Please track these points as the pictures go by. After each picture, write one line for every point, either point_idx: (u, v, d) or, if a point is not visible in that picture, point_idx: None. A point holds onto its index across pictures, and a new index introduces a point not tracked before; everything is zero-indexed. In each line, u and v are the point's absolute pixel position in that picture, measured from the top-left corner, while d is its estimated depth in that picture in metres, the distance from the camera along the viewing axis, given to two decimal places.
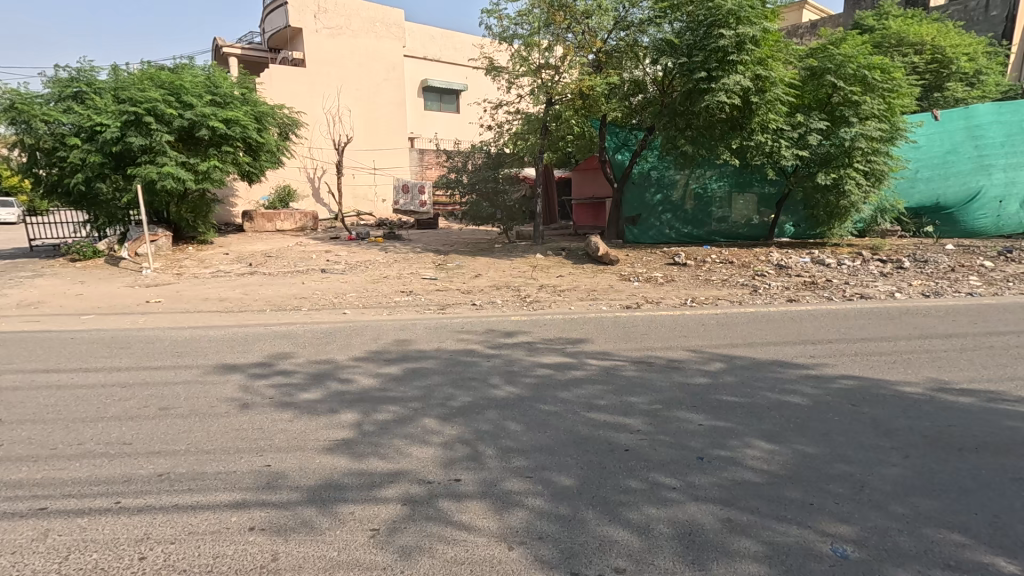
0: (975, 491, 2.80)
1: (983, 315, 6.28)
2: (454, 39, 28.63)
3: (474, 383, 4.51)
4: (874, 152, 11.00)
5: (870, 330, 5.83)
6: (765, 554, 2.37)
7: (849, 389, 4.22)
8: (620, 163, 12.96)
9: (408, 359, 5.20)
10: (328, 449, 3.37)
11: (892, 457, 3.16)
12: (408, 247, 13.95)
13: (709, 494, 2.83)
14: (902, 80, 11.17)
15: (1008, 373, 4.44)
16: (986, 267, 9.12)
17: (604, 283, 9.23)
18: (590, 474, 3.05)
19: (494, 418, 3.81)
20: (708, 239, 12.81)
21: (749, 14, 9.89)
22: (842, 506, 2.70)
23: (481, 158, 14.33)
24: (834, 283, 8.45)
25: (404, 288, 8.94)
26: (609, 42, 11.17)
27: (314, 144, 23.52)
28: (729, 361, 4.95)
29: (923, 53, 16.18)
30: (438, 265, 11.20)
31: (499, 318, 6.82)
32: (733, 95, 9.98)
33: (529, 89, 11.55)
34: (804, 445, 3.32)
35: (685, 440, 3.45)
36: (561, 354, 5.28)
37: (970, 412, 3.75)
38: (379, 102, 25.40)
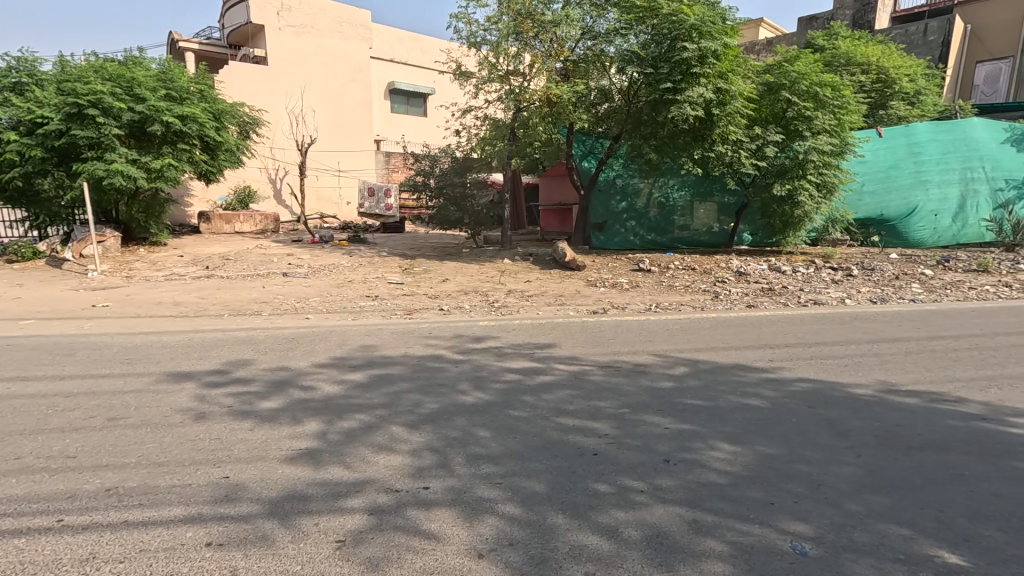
0: (922, 488, 2.96)
1: (925, 320, 6.67)
2: (422, 42, 28.40)
3: (442, 389, 4.47)
4: (825, 165, 11.57)
5: (823, 335, 6.10)
6: (730, 553, 2.43)
7: (805, 391, 4.40)
8: (586, 171, 13.12)
9: (374, 365, 5.10)
10: (291, 459, 3.26)
11: (846, 456, 3.30)
12: (373, 250, 13.73)
13: (675, 496, 2.89)
14: (851, 98, 11.79)
15: (948, 376, 4.72)
16: (926, 275, 9.72)
17: (572, 289, 9.32)
18: (560, 478, 3.06)
19: (463, 424, 3.77)
20: (671, 246, 13.13)
21: (711, 29, 10.24)
22: (801, 505, 2.81)
23: (448, 162, 14.30)
24: (790, 290, 8.81)
25: (369, 293, 8.79)
26: (576, 51, 11.35)
27: (276, 145, 22.89)
28: (693, 365, 5.08)
29: (869, 72, 17.16)
30: (404, 269, 11.07)
31: (467, 323, 6.79)
32: (696, 107, 10.33)
33: (497, 95, 11.62)
34: (764, 446, 3.44)
35: (652, 443, 3.51)
36: (529, 359, 5.29)
37: (915, 412, 3.97)
38: (345, 103, 24.97)
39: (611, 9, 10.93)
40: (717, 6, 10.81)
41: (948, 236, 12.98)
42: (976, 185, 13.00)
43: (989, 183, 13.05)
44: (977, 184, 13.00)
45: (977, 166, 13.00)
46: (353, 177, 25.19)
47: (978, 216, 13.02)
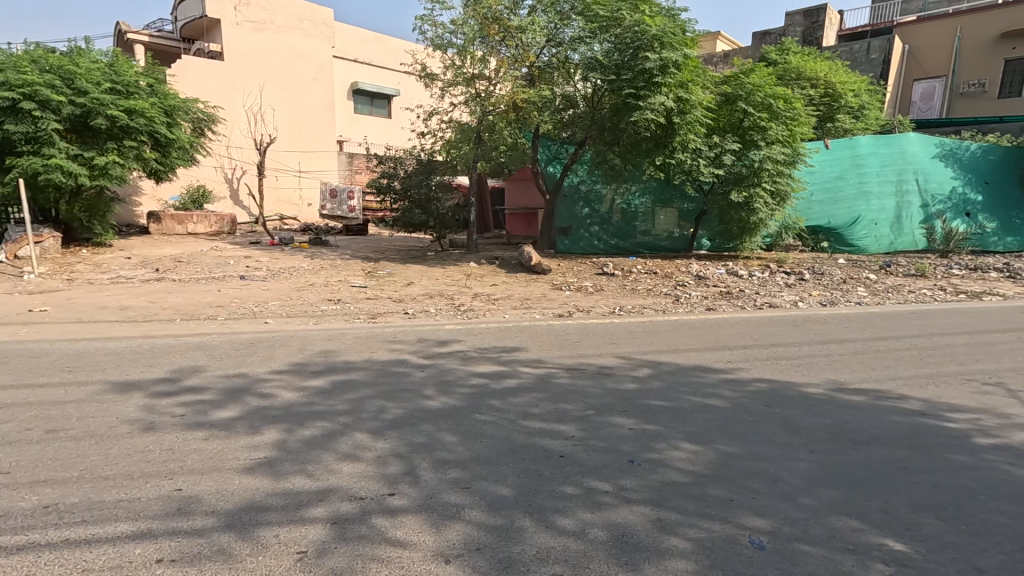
0: (869, 480, 3.12)
1: (869, 322, 7.05)
2: (386, 44, 28.01)
3: (407, 394, 4.40)
4: (779, 173, 12.04)
5: (778, 337, 6.36)
6: (693, 551, 2.48)
7: (761, 391, 4.57)
8: (552, 176, 13.36)
9: (336, 371, 4.98)
10: (248, 469, 3.14)
11: (800, 452, 3.45)
12: (335, 253, 13.43)
13: (640, 496, 2.94)
14: (802, 110, 12.33)
15: (891, 374, 5.01)
16: (870, 279, 10.29)
17: (537, 292, 9.38)
18: (526, 481, 3.07)
19: (429, 429, 3.73)
20: (633, 251, 13.41)
21: (672, 39, 10.52)
22: (758, 501, 2.90)
23: (413, 164, 14.14)
24: (747, 293, 9.15)
25: (331, 296, 8.59)
26: (541, 57, 11.45)
27: (233, 143, 22.11)
28: (656, 367, 5.19)
29: (818, 86, 18.06)
30: (368, 272, 10.87)
31: (433, 327, 6.72)
32: (658, 114, 10.62)
33: (462, 98, 11.61)
34: (725, 445, 3.54)
35: (617, 444, 3.56)
36: (496, 363, 5.28)
37: (862, 409, 4.18)
38: (306, 102, 24.35)
39: (575, 18, 11.10)
40: (677, 18, 11.12)
41: (886, 245, 13.81)
42: (909, 198, 13.87)
43: (921, 196, 13.93)
44: (909, 197, 13.87)
45: (909, 180, 13.84)
46: (314, 178, 24.57)
47: (911, 227, 13.92)
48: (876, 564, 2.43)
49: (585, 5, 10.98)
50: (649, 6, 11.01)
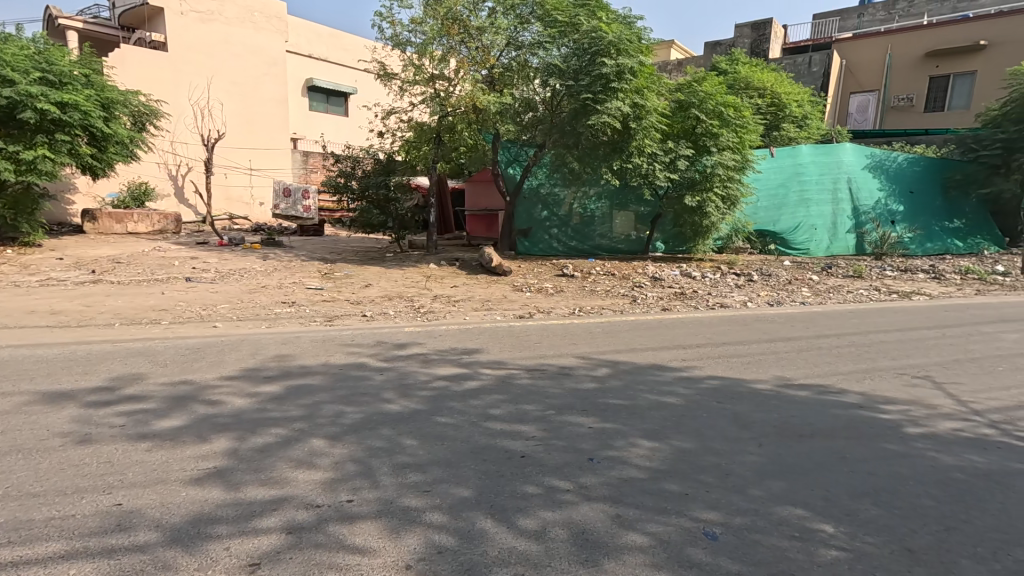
0: (812, 471, 3.29)
1: (811, 321, 7.44)
2: (343, 40, 27.28)
3: (366, 398, 4.31)
4: (730, 178, 12.55)
5: (728, 335, 6.61)
6: (651, 545, 2.55)
7: (714, 388, 4.74)
8: (512, 177, 13.47)
9: (291, 375, 4.81)
10: (196, 480, 2.99)
11: (750, 446, 3.60)
12: (290, 253, 13.02)
13: (599, 493, 2.99)
14: (750, 118, 12.85)
15: (832, 369, 5.30)
16: (813, 280, 10.89)
17: (498, 293, 9.39)
18: (488, 482, 3.06)
19: (389, 433, 3.66)
20: (592, 253, 13.68)
21: (628, 47, 10.81)
22: (711, 494, 3.01)
23: (371, 163, 13.84)
24: (700, 294, 9.48)
25: (285, 299, 8.30)
26: (501, 59, 11.49)
27: (177, 138, 21.14)
28: (614, 366, 5.30)
29: (764, 96, 18.94)
30: (324, 274, 10.59)
31: (392, 330, 6.61)
32: (614, 119, 10.85)
33: (421, 98, 11.52)
34: (680, 441, 3.65)
35: (577, 442, 3.61)
36: (456, 365, 5.24)
37: (806, 403, 4.40)
38: (257, 98, 23.48)
39: (535, 22, 11.21)
40: (633, 26, 11.38)
41: (825, 249, 14.52)
42: (843, 204, 14.68)
43: (854, 202, 14.76)
44: (843, 204, 14.67)
45: (843, 188, 14.65)
46: (266, 177, 23.71)
47: (845, 232, 14.72)
48: (821, 549, 2.56)
49: (545, 10, 11.11)
50: (607, 13, 11.20)
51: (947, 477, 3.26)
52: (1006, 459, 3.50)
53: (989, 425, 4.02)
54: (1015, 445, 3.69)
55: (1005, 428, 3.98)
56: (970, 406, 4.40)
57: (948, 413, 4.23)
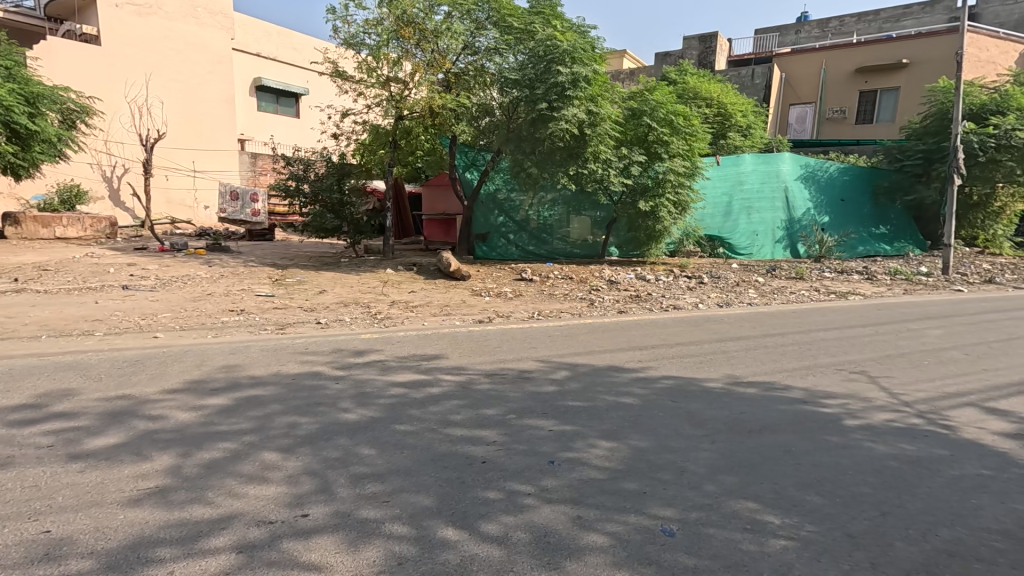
0: (762, 465, 3.43)
1: (758, 321, 7.78)
2: (294, 39, 26.32)
3: (321, 408, 4.17)
4: (681, 185, 12.98)
5: (682, 336, 6.82)
6: (611, 544, 2.59)
7: (668, 387, 4.88)
8: (469, 182, 13.49)
9: (240, 387, 4.59)
10: (134, 501, 2.80)
11: (704, 443, 3.72)
12: (237, 259, 12.49)
13: (560, 495, 3.01)
14: (699, 127, 13.30)
15: (778, 367, 5.57)
16: (759, 282, 11.45)
17: (457, 298, 9.32)
18: (448, 490, 3.03)
19: (345, 443, 3.56)
20: (549, 257, 13.88)
21: (583, 55, 10.84)
22: (668, 491, 3.09)
23: (323, 165, 13.47)
24: (654, 296, 9.76)
25: (233, 306, 7.94)
26: (457, 64, 11.55)
27: (112, 138, 20.00)
28: (573, 368, 5.36)
29: (711, 106, 19.80)
30: (275, 280, 10.23)
31: (348, 337, 6.44)
32: (571, 126, 10.93)
33: (377, 100, 11.47)
34: (637, 441, 3.74)
35: (537, 445, 3.63)
36: (415, 371, 5.16)
37: (755, 400, 4.60)
38: (201, 97, 22.41)
39: (491, 28, 11.35)
40: (587, 35, 11.60)
41: (766, 254, 15.25)
42: (781, 211, 15.47)
43: (791, 209, 15.58)
44: (784, 210, 15.50)
45: (783, 195, 15.49)
46: (211, 179, 22.66)
47: (783, 236, 15.53)
48: (771, 539, 2.67)
49: (500, 15, 11.24)
50: (561, 21, 11.39)
51: (883, 465, 3.48)
52: (933, 446, 3.78)
53: (917, 415, 4.33)
54: (941, 434, 3.98)
55: (931, 417, 4.29)
56: (901, 397, 4.72)
57: (881, 405, 4.52)
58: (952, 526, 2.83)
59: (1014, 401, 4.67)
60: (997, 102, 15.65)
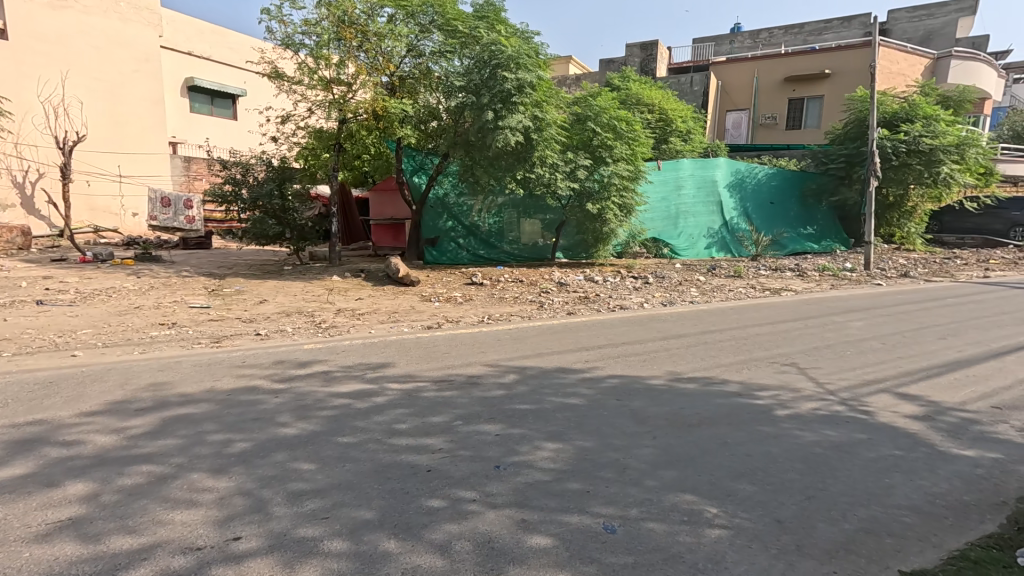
0: (699, 458, 3.57)
1: (699, 318, 8.11)
2: (229, 38, 25.10)
3: (258, 424, 3.99)
4: (625, 188, 13.32)
5: (627, 335, 7.00)
6: (554, 545, 2.62)
7: (614, 386, 5.00)
8: (417, 186, 13.37)
9: (169, 406, 4.32)
10: (42, 537, 2.58)
11: (645, 440, 3.83)
12: (169, 269, 11.79)
13: (504, 500, 3.01)
14: (642, 132, 13.64)
15: (716, 362, 5.81)
16: (700, 280, 11.92)
17: (405, 305, 9.18)
18: (391, 501, 2.96)
19: (283, 459, 3.44)
20: (501, 260, 13.94)
21: (527, 61, 10.96)
22: (611, 489, 3.16)
23: (264, 170, 12.96)
24: (601, 297, 9.97)
25: (163, 320, 7.47)
26: (402, 67, 11.44)
27: (24, 140, 18.44)
28: (521, 372, 5.39)
29: (653, 111, 20.56)
30: (211, 290, 9.71)
31: (290, 348, 6.20)
32: (516, 133, 10.93)
33: (319, 103, 11.18)
34: (582, 440, 3.80)
35: (483, 450, 3.62)
36: (360, 381, 5.03)
37: (694, 395, 4.78)
38: (126, 97, 21.04)
39: (435, 32, 11.23)
40: (531, 41, 11.72)
41: (706, 254, 15.92)
42: (717, 213, 16.21)
43: (729, 211, 16.37)
44: (722, 212, 16.24)
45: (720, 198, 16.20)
46: (139, 184, 21.30)
47: (721, 237, 16.26)
48: (706, 529, 2.78)
49: (444, 20, 11.08)
50: (505, 27, 11.45)
51: (808, 451, 3.70)
52: (853, 431, 4.06)
53: (840, 403, 4.65)
54: (860, 419, 4.29)
55: (851, 404, 4.61)
56: (826, 387, 5.04)
57: (809, 395, 4.82)
58: (868, 505, 3.05)
59: (924, 386, 5.08)
60: (906, 110, 17.01)
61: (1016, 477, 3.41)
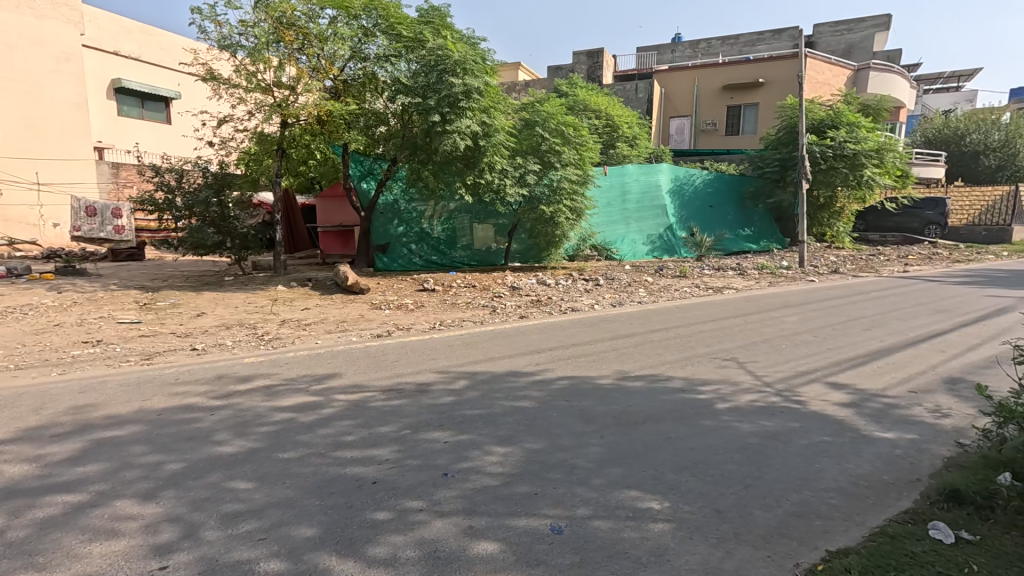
0: (645, 454, 3.65)
1: (646, 317, 8.36)
2: (159, 37, 23.80)
3: (191, 444, 3.77)
4: (575, 192, 13.53)
5: (578, 336, 7.12)
6: (500, 550, 2.61)
7: (564, 388, 5.05)
8: (366, 192, 13.09)
9: (92, 430, 4.02)
10: None
11: (593, 438, 3.90)
12: (95, 283, 11.00)
13: (452, 508, 2.98)
14: (589, 137, 13.86)
15: (662, 360, 6.00)
16: (648, 281, 12.27)
17: (354, 313, 8.97)
18: (333, 517, 2.86)
19: (219, 479, 3.27)
20: (453, 265, 13.90)
21: (473, 67, 10.98)
22: (558, 490, 3.18)
23: (201, 176, 12.35)
24: (554, 300, 10.09)
25: (86, 338, 6.95)
26: (345, 71, 11.18)
27: None
28: (472, 377, 5.36)
29: (600, 117, 21.06)
30: (143, 305, 9.13)
31: (229, 363, 5.91)
32: (465, 137, 10.93)
33: (258, 106, 10.80)
34: (531, 443, 3.82)
35: (432, 459, 3.57)
36: (305, 394, 4.86)
37: (640, 393, 4.91)
38: (45, 98, 19.59)
39: (379, 36, 11.00)
40: (477, 46, 11.76)
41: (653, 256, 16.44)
42: (662, 217, 16.80)
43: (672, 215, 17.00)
44: (667, 216, 16.84)
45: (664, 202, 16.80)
46: (59, 193, 19.81)
47: (667, 239, 16.83)
48: (651, 524, 2.85)
49: (388, 23, 10.90)
50: (451, 32, 11.43)
51: (746, 442, 3.87)
52: (787, 420, 4.27)
53: (775, 394, 4.89)
54: (793, 409, 4.52)
55: (786, 394, 4.86)
56: (763, 379, 5.30)
57: (747, 387, 5.05)
58: (800, 490, 3.22)
59: (850, 374, 5.43)
60: (831, 117, 18.17)
61: (928, 455, 3.69)
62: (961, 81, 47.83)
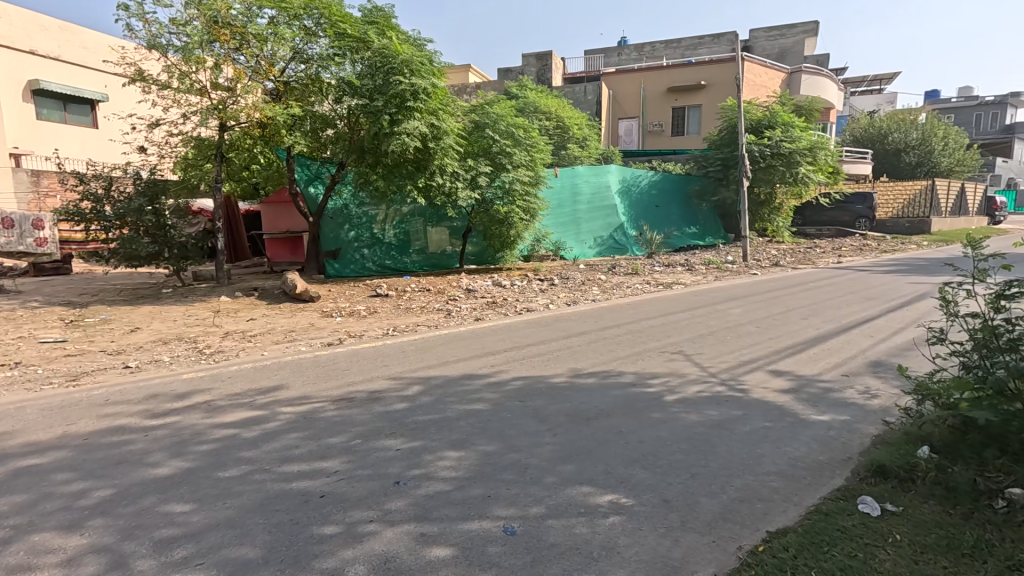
0: (597, 450, 3.71)
1: (600, 315, 8.52)
2: (82, 36, 22.39)
3: (121, 468, 3.53)
4: (527, 193, 13.62)
5: (533, 336, 7.17)
6: (453, 555, 2.58)
7: (518, 388, 5.06)
8: (314, 196, 12.73)
9: (8, 460, 3.70)
10: None
11: (546, 437, 3.92)
12: (14, 301, 10.16)
13: (404, 516, 2.92)
14: (539, 138, 13.99)
15: (614, 355, 6.12)
16: (602, 279, 12.49)
17: (304, 322, 8.68)
18: (278, 535, 2.75)
19: (153, 504, 3.08)
20: (407, 269, 13.70)
21: (420, 67, 10.82)
22: (512, 490, 3.18)
23: (133, 183, 11.62)
24: (509, 301, 10.11)
25: (3, 360, 6.40)
26: (287, 71, 10.80)
27: None
28: (426, 382, 5.29)
29: (551, 119, 21.31)
30: (69, 322, 8.50)
31: (165, 380, 5.58)
32: (414, 139, 10.75)
33: (193, 109, 10.29)
34: (485, 445, 3.81)
35: (383, 468, 3.49)
36: (249, 408, 4.64)
37: (593, 389, 4.98)
38: None
39: (322, 35, 10.68)
40: (423, 48, 11.61)
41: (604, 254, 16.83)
42: (612, 216, 17.19)
43: (622, 214, 17.40)
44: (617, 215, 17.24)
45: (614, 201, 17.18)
46: None
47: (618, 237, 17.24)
48: (602, 518, 2.89)
49: (331, 21, 10.53)
50: (396, 33, 11.23)
51: (694, 432, 3.99)
52: (731, 409, 4.45)
53: (720, 383, 5.09)
54: (737, 397, 4.71)
55: (730, 384, 5.06)
56: (709, 370, 5.49)
57: (694, 379, 5.22)
58: (743, 475, 3.35)
59: (788, 362, 5.71)
60: (768, 118, 19.08)
61: (858, 434, 3.92)
62: (884, 83, 51.07)
